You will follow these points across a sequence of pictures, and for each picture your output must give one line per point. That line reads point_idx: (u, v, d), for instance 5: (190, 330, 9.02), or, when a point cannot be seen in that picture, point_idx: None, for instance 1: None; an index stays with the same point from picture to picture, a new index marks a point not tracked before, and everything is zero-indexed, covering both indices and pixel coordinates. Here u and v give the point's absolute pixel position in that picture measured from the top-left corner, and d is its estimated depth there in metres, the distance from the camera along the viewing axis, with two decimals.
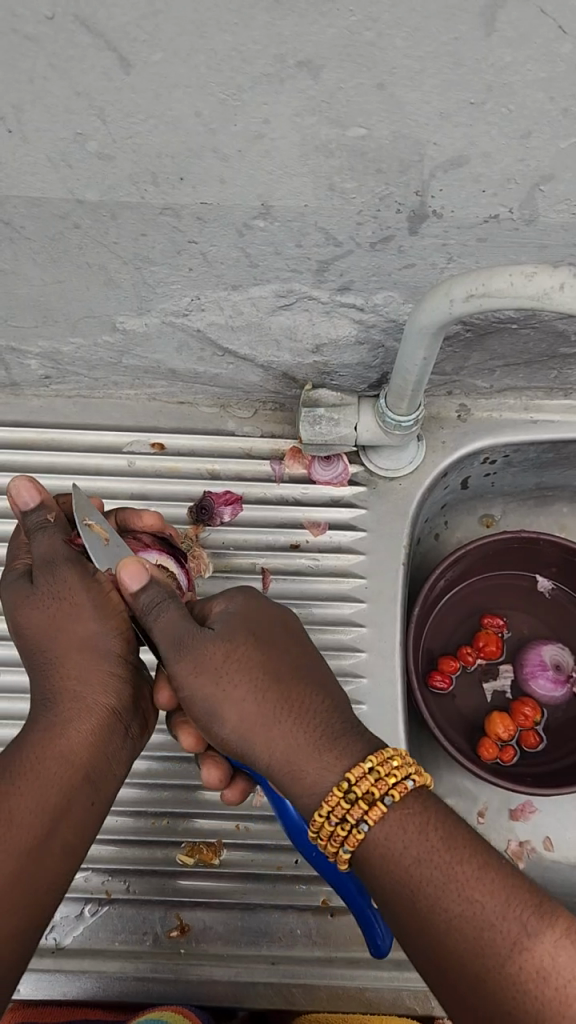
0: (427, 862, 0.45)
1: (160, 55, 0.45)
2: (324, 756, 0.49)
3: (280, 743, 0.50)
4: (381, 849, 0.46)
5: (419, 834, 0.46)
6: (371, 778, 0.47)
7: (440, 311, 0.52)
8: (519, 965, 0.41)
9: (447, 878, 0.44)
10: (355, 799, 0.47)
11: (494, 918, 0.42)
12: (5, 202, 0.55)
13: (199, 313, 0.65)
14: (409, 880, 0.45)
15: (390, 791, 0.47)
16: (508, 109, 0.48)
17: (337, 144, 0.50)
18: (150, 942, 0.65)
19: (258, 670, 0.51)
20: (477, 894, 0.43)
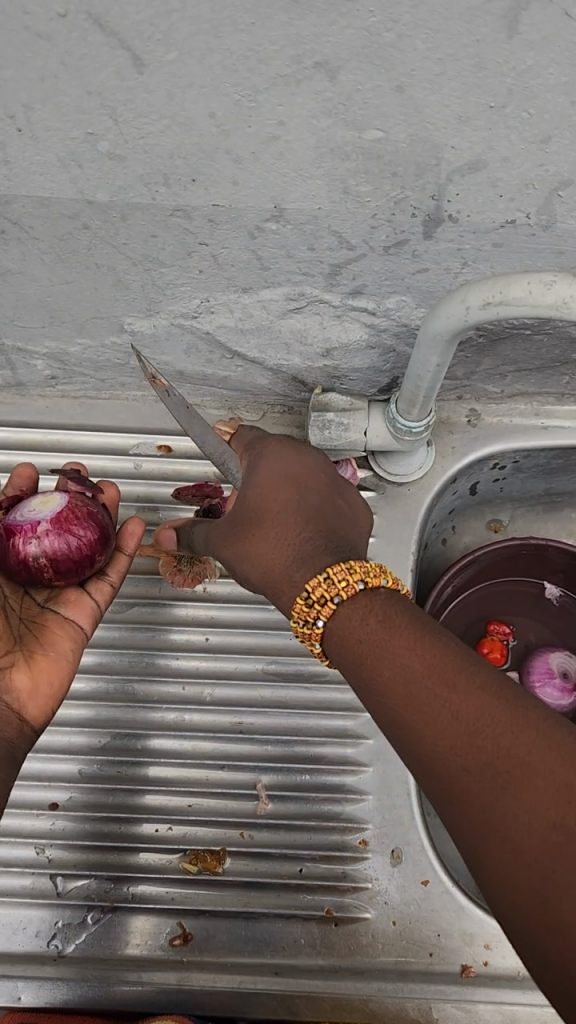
0: (443, 711, 0.41)
1: (175, 54, 0.44)
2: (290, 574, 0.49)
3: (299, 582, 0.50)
4: (385, 673, 0.43)
5: (435, 667, 0.42)
6: (351, 583, 0.46)
7: (455, 317, 0.51)
8: (541, 826, 0.36)
9: (466, 738, 0.39)
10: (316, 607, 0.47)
11: (517, 778, 0.38)
12: (14, 202, 0.54)
13: (209, 316, 0.65)
14: (421, 740, 0.41)
15: (371, 587, 0.46)
16: (528, 113, 0.47)
17: (353, 146, 0.49)
18: (153, 950, 0.65)
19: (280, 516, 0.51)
20: (500, 746, 0.39)
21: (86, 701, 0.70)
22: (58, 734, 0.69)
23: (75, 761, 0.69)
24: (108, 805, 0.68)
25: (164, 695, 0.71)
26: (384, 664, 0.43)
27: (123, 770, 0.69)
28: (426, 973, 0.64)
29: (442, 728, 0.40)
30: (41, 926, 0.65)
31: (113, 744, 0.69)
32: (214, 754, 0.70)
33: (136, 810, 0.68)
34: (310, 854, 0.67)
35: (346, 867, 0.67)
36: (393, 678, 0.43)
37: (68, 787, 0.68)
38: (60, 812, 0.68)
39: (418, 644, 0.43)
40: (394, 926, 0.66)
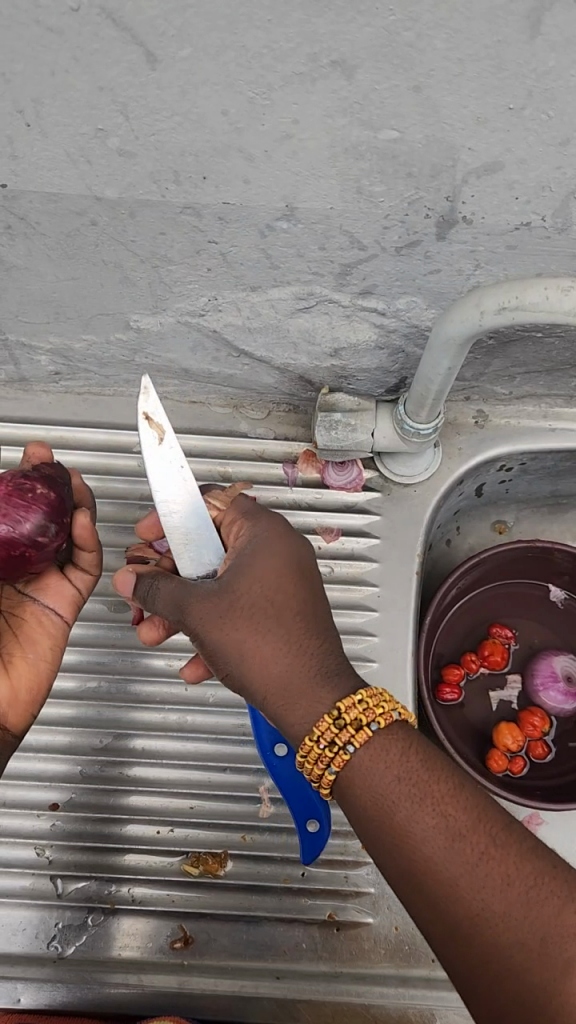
0: (446, 832, 0.43)
1: (188, 50, 0.43)
2: (311, 687, 0.47)
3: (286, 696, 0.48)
4: (381, 793, 0.44)
5: (432, 789, 0.44)
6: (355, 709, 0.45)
7: (469, 321, 0.50)
8: (545, 947, 0.39)
9: (469, 862, 0.42)
10: (341, 727, 0.45)
11: (523, 903, 0.41)
12: (21, 197, 0.53)
13: (216, 314, 0.64)
14: (422, 865, 0.42)
15: (378, 719, 0.46)
16: (548, 115, 0.46)
17: (368, 146, 0.48)
18: (153, 953, 0.64)
19: (272, 625, 0.49)
20: (501, 873, 0.41)
21: (83, 701, 0.69)
22: (58, 734, 0.68)
23: (73, 762, 0.68)
24: (107, 807, 0.67)
25: (167, 696, 0.70)
26: (381, 780, 0.44)
27: (116, 771, 0.68)
28: (427, 979, 0.64)
29: (445, 854, 0.42)
30: (42, 927, 0.65)
31: (106, 744, 0.69)
32: (216, 755, 0.69)
33: (135, 811, 0.67)
34: (311, 858, 0.67)
35: (347, 872, 0.67)
36: (389, 794, 0.44)
37: (68, 789, 0.68)
38: (60, 812, 0.67)
39: (412, 760, 0.45)
40: (397, 931, 0.65)
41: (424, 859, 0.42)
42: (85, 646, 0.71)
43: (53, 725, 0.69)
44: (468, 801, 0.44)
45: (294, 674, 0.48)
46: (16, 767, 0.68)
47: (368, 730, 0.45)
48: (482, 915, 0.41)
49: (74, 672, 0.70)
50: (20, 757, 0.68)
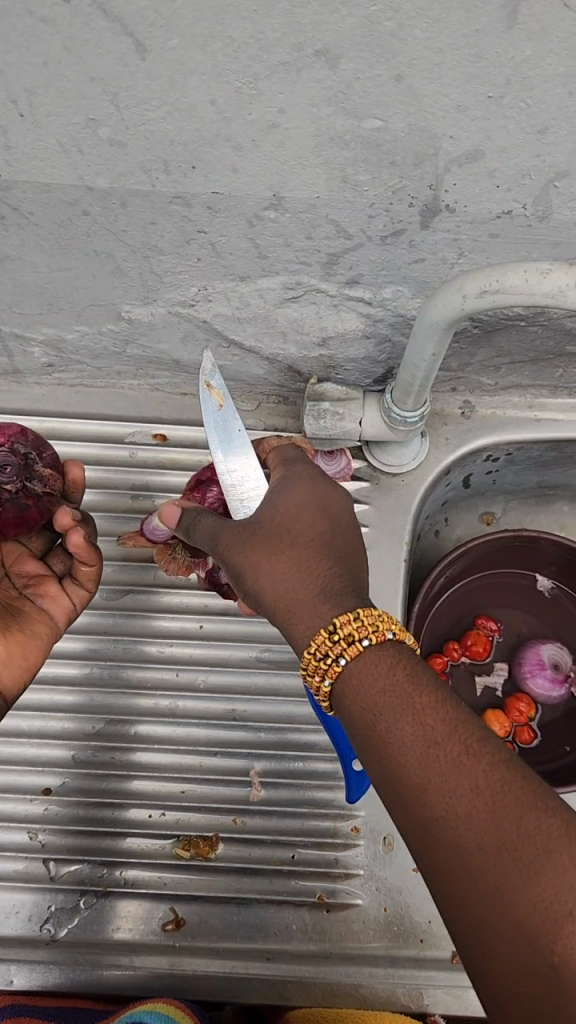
0: (425, 750, 0.39)
1: (177, 41, 0.44)
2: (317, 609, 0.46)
3: (278, 589, 0.48)
4: (368, 698, 0.42)
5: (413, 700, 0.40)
6: (346, 624, 0.43)
7: (451, 306, 0.51)
8: (511, 881, 0.35)
9: (446, 786, 0.38)
10: (336, 637, 0.43)
11: (496, 832, 0.36)
12: (14, 187, 0.54)
13: (206, 304, 0.65)
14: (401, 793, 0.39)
15: (371, 635, 0.43)
16: (526, 104, 0.47)
17: (352, 135, 0.50)
18: (144, 934, 0.65)
19: (274, 534, 0.50)
20: (470, 787, 0.37)
21: (78, 688, 0.70)
22: (51, 719, 0.69)
23: (67, 746, 0.69)
24: (95, 790, 0.68)
25: (158, 683, 0.71)
26: (368, 688, 0.42)
27: (111, 756, 0.69)
28: (416, 960, 0.65)
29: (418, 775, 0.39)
30: (34, 911, 0.65)
31: (103, 731, 0.70)
32: (207, 740, 0.70)
33: (128, 795, 0.68)
34: (302, 840, 0.68)
35: (338, 854, 0.67)
36: (373, 703, 0.41)
37: (61, 774, 0.68)
38: (53, 797, 0.68)
39: (399, 675, 0.42)
40: (385, 913, 0.66)
41: (398, 766, 0.39)
42: (78, 633, 0.72)
43: (47, 710, 0.69)
44: (449, 722, 0.40)
45: (287, 580, 0.48)
46: (9, 753, 0.68)
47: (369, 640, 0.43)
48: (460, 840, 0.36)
49: (73, 659, 0.71)
50: (12, 743, 0.69)
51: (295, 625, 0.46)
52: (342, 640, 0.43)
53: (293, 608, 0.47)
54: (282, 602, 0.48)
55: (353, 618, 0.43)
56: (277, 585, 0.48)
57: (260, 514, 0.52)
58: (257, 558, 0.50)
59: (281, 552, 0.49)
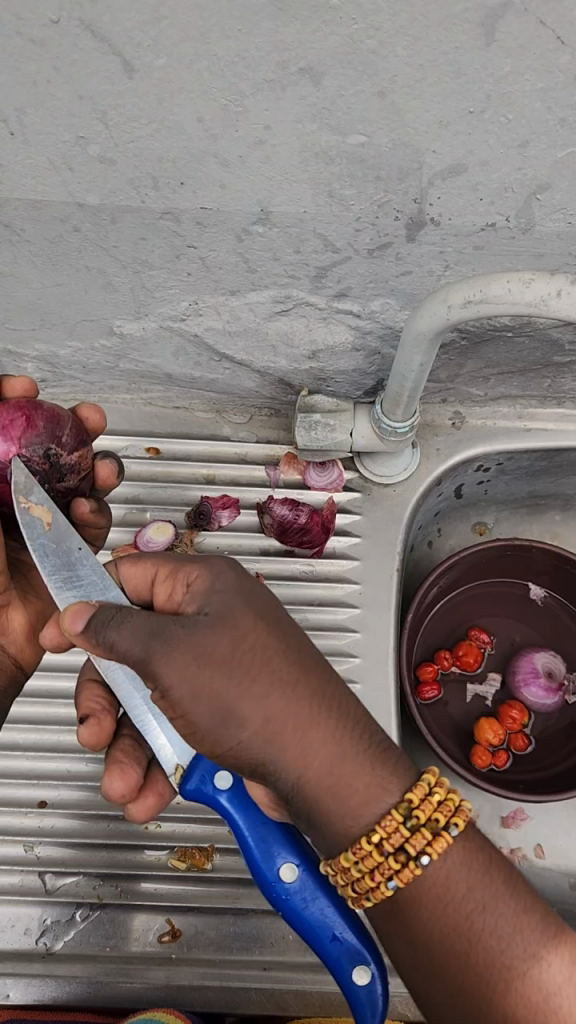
0: (494, 931, 0.41)
1: (164, 60, 0.45)
2: (333, 770, 0.42)
3: (318, 766, 0.41)
4: (339, 775, 0.42)
5: (479, 890, 0.42)
6: (424, 812, 0.41)
7: (437, 315, 0.52)
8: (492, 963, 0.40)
9: (518, 980, 0.40)
10: (391, 851, 0.41)
11: (554, 988, 0.40)
12: (6, 205, 0.55)
13: (197, 318, 0.66)
14: (460, 897, 0.42)
15: (432, 850, 0.41)
16: (506, 119, 0.48)
17: (337, 150, 0.50)
18: (140, 947, 0.65)
19: (276, 619, 0.43)
20: (465, 893, 0.42)
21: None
22: (46, 732, 0.69)
23: (97, 760, 0.69)
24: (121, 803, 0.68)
25: None
26: (325, 760, 0.42)
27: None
28: None
29: (461, 879, 0.42)
30: (30, 924, 0.65)
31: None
32: None
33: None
34: None
35: None
36: (336, 773, 0.42)
37: (57, 786, 0.68)
38: (48, 810, 0.68)
39: (370, 756, 0.42)
40: None
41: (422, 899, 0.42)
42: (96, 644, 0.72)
43: (42, 724, 0.69)
44: (477, 855, 0.43)
45: (318, 723, 0.42)
46: (3, 767, 0.69)
47: (449, 830, 0.42)
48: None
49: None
50: (8, 757, 0.69)
51: (361, 798, 0.42)
52: (428, 830, 0.41)
53: (339, 783, 0.41)
54: (336, 773, 0.42)
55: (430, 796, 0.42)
56: (321, 748, 0.42)
57: (238, 629, 0.42)
58: (285, 689, 0.42)
59: (313, 687, 0.42)
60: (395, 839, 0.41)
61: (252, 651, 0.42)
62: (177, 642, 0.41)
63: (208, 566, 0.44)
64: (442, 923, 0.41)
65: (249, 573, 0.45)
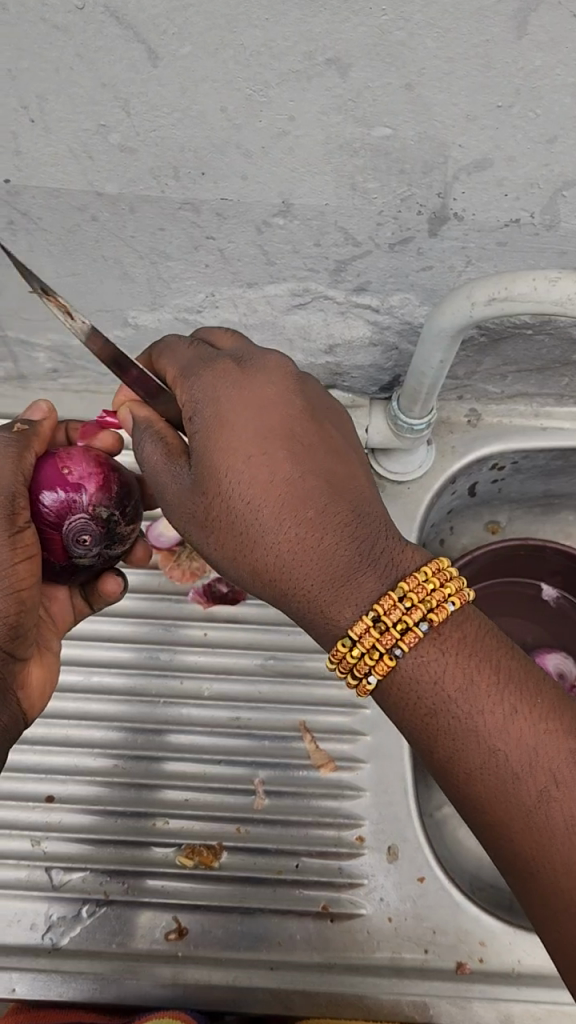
0: (465, 721, 0.43)
1: (188, 48, 0.44)
2: (320, 566, 0.47)
3: (311, 574, 0.47)
4: (323, 577, 0.47)
5: (462, 681, 0.44)
6: (414, 590, 0.45)
7: (460, 313, 0.51)
8: (509, 790, 0.42)
9: (503, 758, 0.42)
10: (387, 625, 0.44)
11: (528, 759, 0.42)
12: (24, 192, 0.54)
13: (213, 311, 0.65)
14: (437, 690, 0.44)
15: (428, 619, 0.44)
16: (535, 114, 0.47)
17: (362, 143, 0.50)
18: (147, 944, 0.64)
19: (290, 424, 0.49)
20: (483, 718, 0.43)
21: (115, 697, 0.70)
22: (55, 726, 0.69)
23: (108, 756, 0.69)
24: (131, 799, 0.68)
25: (161, 689, 0.71)
26: (310, 557, 0.47)
27: (136, 765, 0.69)
28: (420, 970, 0.64)
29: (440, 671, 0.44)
30: (36, 919, 0.65)
31: (129, 741, 0.69)
32: (212, 748, 0.69)
33: (160, 805, 0.67)
34: (306, 850, 0.66)
35: (341, 864, 0.66)
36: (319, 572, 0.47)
37: (65, 780, 0.68)
38: (56, 805, 0.67)
39: (351, 553, 0.47)
40: (390, 923, 0.65)
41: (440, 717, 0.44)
42: (114, 641, 0.72)
43: (50, 718, 0.69)
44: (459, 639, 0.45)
45: (318, 523, 0.47)
46: (12, 760, 0.68)
47: (446, 607, 0.45)
48: (512, 816, 0.42)
49: (120, 670, 0.71)
50: (16, 750, 0.68)
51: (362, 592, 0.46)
52: (396, 630, 0.44)
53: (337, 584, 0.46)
54: (338, 572, 0.46)
55: (418, 581, 0.45)
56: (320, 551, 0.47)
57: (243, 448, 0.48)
58: (294, 500, 0.47)
59: (317, 492, 0.48)
60: (365, 638, 0.45)
61: (256, 474, 0.47)
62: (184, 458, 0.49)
63: (212, 390, 0.49)
64: (429, 718, 0.44)
65: (275, 386, 0.49)
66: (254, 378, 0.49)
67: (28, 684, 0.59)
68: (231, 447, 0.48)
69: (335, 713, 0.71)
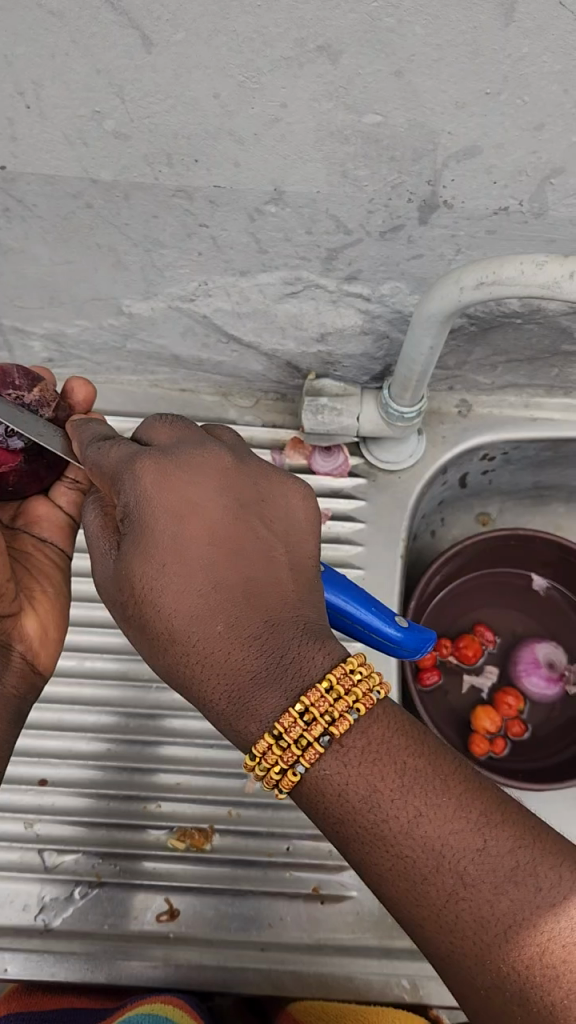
0: (419, 833, 0.39)
1: (182, 34, 0.45)
2: (247, 666, 0.43)
3: (254, 659, 0.43)
4: (227, 673, 0.43)
5: (415, 794, 0.39)
6: (320, 702, 0.40)
7: (449, 298, 0.52)
8: (456, 914, 0.37)
9: (472, 914, 0.37)
10: (286, 746, 0.40)
11: (478, 867, 0.38)
12: (19, 179, 0.55)
13: (206, 299, 0.66)
14: (370, 825, 0.39)
15: (331, 732, 0.40)
16: (522, 101, 0.48)
17: (353, 130, 0.50)
18: (138, 926, 0.65)
19: (234, 513, 0.47)
20: (414, 819, 0.39)
21: (110, 681, 0.71)
22: (47, 710, 0.70)
23: (100, 740, 0.69)
24: (124, 782, 0.68)
25: (154, 674, 0.71)
26: (216, 648, 0.43)
27: (125, 749, 0.69)
28: (410, 951, 0.64)
29: (371, 808, 0.39)
30: (28, 900, 0.65)
31: (118, 725, 0.70)
32: (204, 732, 0.70)
33: (153, 788, 0.68)
34: (297, 832, 0.67)
35: (332, 846, 0.67)
36: (242, 674, 0.43)
37: (58, 765, 0.68)
38: (48, 788, 0.68)
39: (244, 650, 0.43)
40: (380, 904, 0.65)
41: (380, 825, 0.39)
42: (109, 626, 0.73)
43: (43, 702, 0.70)
44: (408, 771, 0.40)
45: (259, 632, 0.43)
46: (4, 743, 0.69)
47: (350, 716, 0.40)
48: (482, 951, 0.37)
49: (112, 655, 0.72)
50: None
51: (230, 684, 0.43)
52: (326, 718, 0.40)
53: (244, 699, 0.42)
54: (206, 667, 0.43)
55: (350, 673, 0.41)
56: (184, 642, 0.44)
57: (165, 514, 0.45)
58: (235, 586, 0.44)
59: (240, 603, 0.44)
60: (292, 731, 0.40)
61: (184, 566, 0.45)
62: (151, 546, 0.45)
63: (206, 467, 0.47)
64: (370, 831, 0.39)
65: (213, 476, 0.48)
66: (184, 469, 0.47)
67: (24, 636, 0.58)
68: (157, 540, 0.45)
69: None
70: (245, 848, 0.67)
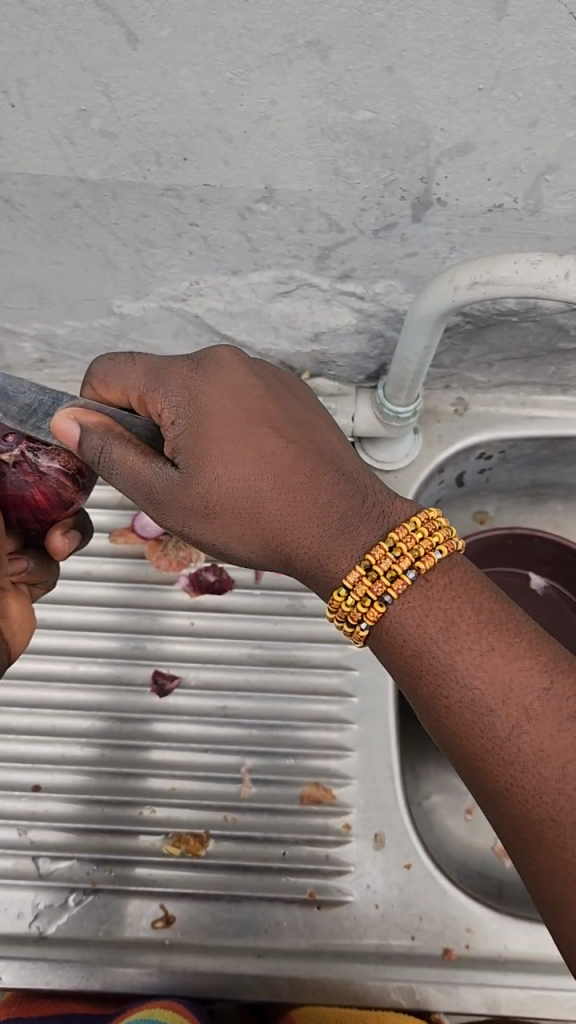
0: (484, 678, 0.45)
1: (169, 31, 0.44)
2: (337, 524, 0.50)
3: (332, 520, 0.50)
4: (316, 538, 0.50)
5: (485, 644, 0.46)
6: (409, 540, 0.47)
7: (443, 298, 0.51)
8: (518, 747, 0.43)
9: (532, 736, 0.43)
10: (375, 575, 0.47)
11: (538, 707, 0.43)
12: (6, 179, 0.54)
13: (198, 298, 0.65)
14: (450, 656, 0.46)
15: (415, 566, 0.47)
16: (515, 96, 0.47)
17: (344, 126, 0.49)
18: (132, 932, 0.64)
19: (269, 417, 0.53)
20: (482, 659, 0.45)
21: (103, 686, 0.71)
22: (41, 715, 0.69)
23: (93, 745, 0.69)
24: (117, 788, 0.68)
25: (148, 677, 0.71)
26: (305, 515, 0.50)
27: (120, 753, 0.69)
28: (407, 956, 0.63)
29: (451, 640, 0.46)
30: (23, 907, 0.65)
31: (111, 730, 0.69)
32: (199, 736, 0.70)
33: (146, 794, 0.68)
34: (293, 837, 0.67)
35: (328, 850, 0.66)
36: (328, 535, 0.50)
37: (52, 770, 0.68)
38: (42, 794, 0.67)
39: (332, 513, 0.50)
40: (377, 909, 0.65)
41: (452, 662, 0.46)
42: (102, 630, 0.72)
43: (36, 707, 0.70)
44: (484, 614, 0.47)
45: (322, 469, 0.51)
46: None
47: (433, 555, 0.48)
48: (534, 787, 0.42)
49: (110, 659, 0.72)
50: (3, 739, 0.69)
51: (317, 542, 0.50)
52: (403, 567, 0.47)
53: (331, 541, 0.49)
54: (288, 532, 0.50)
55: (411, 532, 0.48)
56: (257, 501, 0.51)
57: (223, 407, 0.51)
58: (301, 471, 0.51)
59: (302, 472, 0.51)
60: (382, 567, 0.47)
61: (238, 461, 0.51)
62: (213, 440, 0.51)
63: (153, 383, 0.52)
64: (444, 676, 0.46)
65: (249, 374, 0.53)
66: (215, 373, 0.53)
67: None
68: (217, 428, 0.51)
69: (326, 704, 0.71)
70: (241, 853, 0.66)
